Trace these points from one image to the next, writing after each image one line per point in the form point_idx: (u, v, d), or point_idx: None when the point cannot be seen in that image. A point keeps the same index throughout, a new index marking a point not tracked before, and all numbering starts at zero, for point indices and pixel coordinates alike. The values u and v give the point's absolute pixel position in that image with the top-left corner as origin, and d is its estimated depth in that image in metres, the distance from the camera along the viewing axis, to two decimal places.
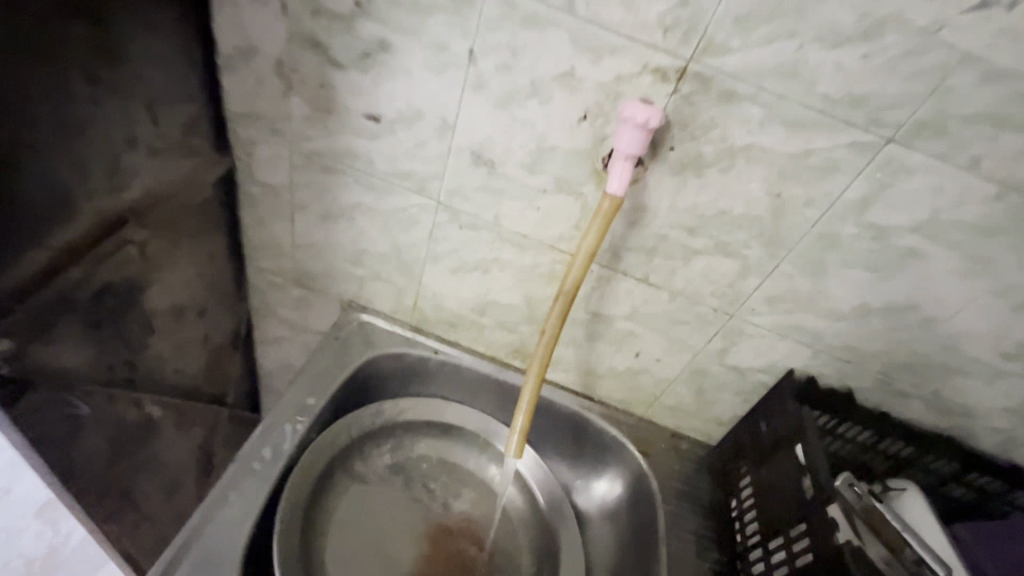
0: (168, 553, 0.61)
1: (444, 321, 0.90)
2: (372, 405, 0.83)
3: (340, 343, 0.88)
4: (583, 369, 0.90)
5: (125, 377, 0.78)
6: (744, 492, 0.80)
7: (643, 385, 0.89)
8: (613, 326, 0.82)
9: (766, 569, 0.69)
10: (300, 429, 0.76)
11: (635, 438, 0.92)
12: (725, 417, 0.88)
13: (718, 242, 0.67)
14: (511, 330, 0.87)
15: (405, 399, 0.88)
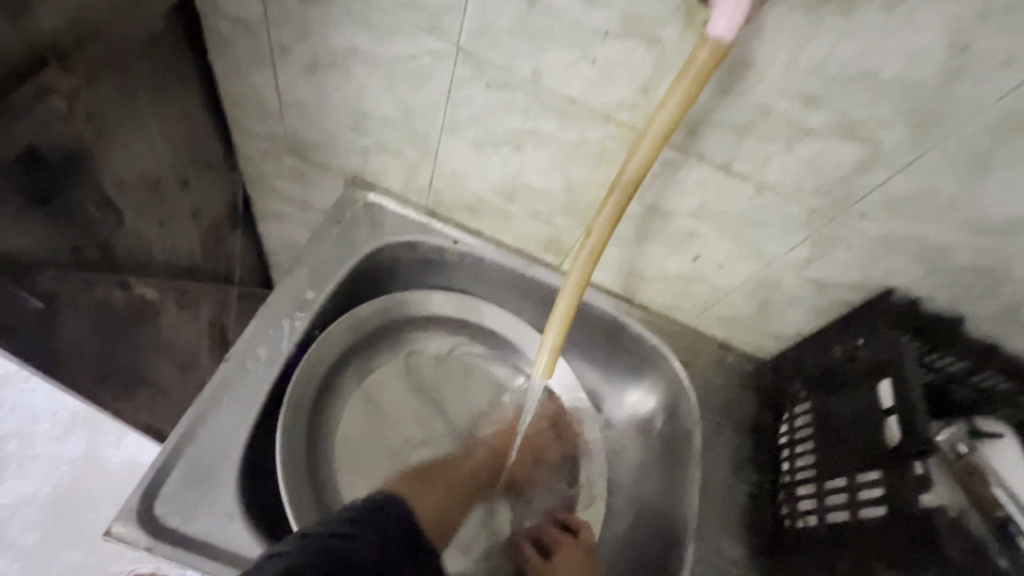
0: (160, 455, 0.56)
1: (464, 206, 0.75)
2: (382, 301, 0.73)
3: (343, 227, 0.75)
4: (626, 270, 0.76)
5: (101, 260, 0.68)
6: (797, 420, 0.70)
7: (695, 292, 0.76)
8: (671, 223, 0.66)
9: (816, 508, 0.61)
10: (299, 325, 0.67)
11: (677, 348, 0.81)
12: (789, 333, 0.76)
13: (843, 118, 0.48)
14: (544, 221, 0.73)
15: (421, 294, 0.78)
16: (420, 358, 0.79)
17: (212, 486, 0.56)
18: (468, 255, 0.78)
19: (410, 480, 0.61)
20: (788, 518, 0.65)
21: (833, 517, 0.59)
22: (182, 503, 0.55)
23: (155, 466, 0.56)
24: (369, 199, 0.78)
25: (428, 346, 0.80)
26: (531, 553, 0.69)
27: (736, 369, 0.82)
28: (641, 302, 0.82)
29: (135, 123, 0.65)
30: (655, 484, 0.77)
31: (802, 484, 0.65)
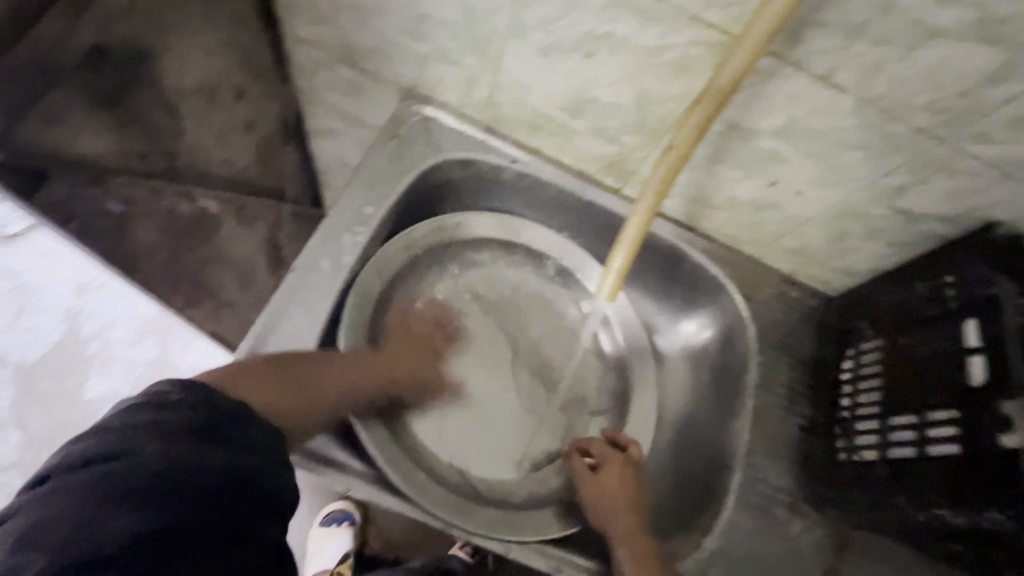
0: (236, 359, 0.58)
1: (524, 122, 0.72)
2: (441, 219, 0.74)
3: (400, 142, 0.73)
4: (692, 196, 0.72)
5: (163, 168, 0.71)
6: (864, 355, 0.67)
7: (766, 222, 0.72)
8: (752, 144, 0.61)
9: (878, 443, 0.60)
10: (359, 241, 0.66)
11: (738, 279, 0.78)
12: (862, 268, 0.72)
13: (982, 17, 0.42)
14: (610, 139, 0.69)
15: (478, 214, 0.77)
16: (467, 283, 0.80)
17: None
18: (526, 174, 0.75)
19: (268, 381, 0.50)
20: (844, 452, 0.65)
21: (894, 452, 0.58)
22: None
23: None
24: (425, 113, 0.75)
25: (474, 271, 0.80)
26: (579, 468, 0.69)
27: (799, 303, 0.79)
28: (704, 231, 0.78)
29: (186, 32, 0.67)
30: (704, 414, 0.76)
31: (864, 420, 0.64)
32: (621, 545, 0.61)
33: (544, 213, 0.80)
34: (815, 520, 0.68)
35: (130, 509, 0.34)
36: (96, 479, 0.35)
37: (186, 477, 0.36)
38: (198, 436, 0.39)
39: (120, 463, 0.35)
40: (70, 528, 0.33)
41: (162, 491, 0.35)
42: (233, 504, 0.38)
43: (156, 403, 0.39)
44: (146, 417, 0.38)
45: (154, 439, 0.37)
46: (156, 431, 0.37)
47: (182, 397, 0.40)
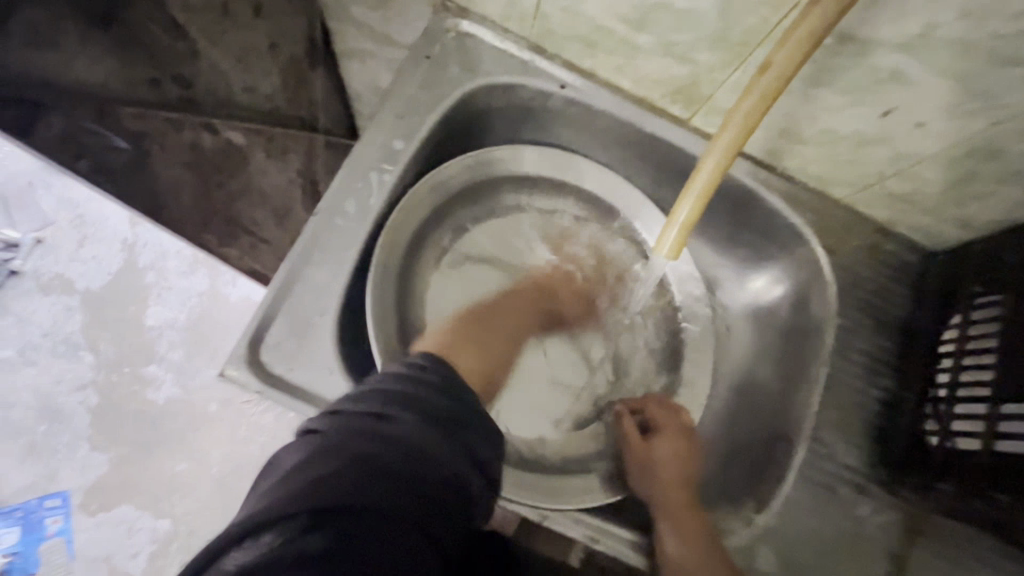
0: (260, 308, 0.55)
1: (579, 37, 0.60)
2: (479, 155, 0.66)
3: (433, 65, 0.64)
4: (778, 127, 0.60)
5: None
6: (972, 326, 0.57)
7: (868, 160, 0.59)
8: (868, 61, 0.48)
9: (982, 431, 0.51)
10: (388, 180, 0.60)
11: (822, 228, 0.67)
12: (981, 221, 0.59)
13: None
14: (682, 57, 0.57)
15: (520, 149, 0.68)
16: (505, 227, 0.72)
17: (310, 342, 0.55)
18: (578, 102, 0.65)
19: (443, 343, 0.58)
20: (934, 435, 0.56)
21: (1008, 446, 0.49)
22: (282, 354, 0.54)
23: (251, 328, 0.54)
24: (461, 28, 0.64)
25: (513, 215, 0.73)
26: (630, 431, 0.64)
27: (892, 258, 0.67)
28: (785, 170, 0.66)
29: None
30: (767, 378, 0.69)
31: (964, 401, 0.54)
32: (665, 515, 0.57)
33: (596, 148, 0.71)
34: (886, 502, 0.61)
35: (367, 479, 0.36)
36: (362, 435, 0.39)
37: (422, 466, 0.39)
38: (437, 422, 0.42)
39: (386, 426, 0.40)
40: (326, 471, 0.36)
41: (400, 468, 0.38)
42: (441, 499, 0.39)
43: (411, 382, 0.44)
44: (401, 388, 0.43)
45: (410, 418, 0.41)
46: (410, 405, 0.42)
47: (436, 377, 0.45)
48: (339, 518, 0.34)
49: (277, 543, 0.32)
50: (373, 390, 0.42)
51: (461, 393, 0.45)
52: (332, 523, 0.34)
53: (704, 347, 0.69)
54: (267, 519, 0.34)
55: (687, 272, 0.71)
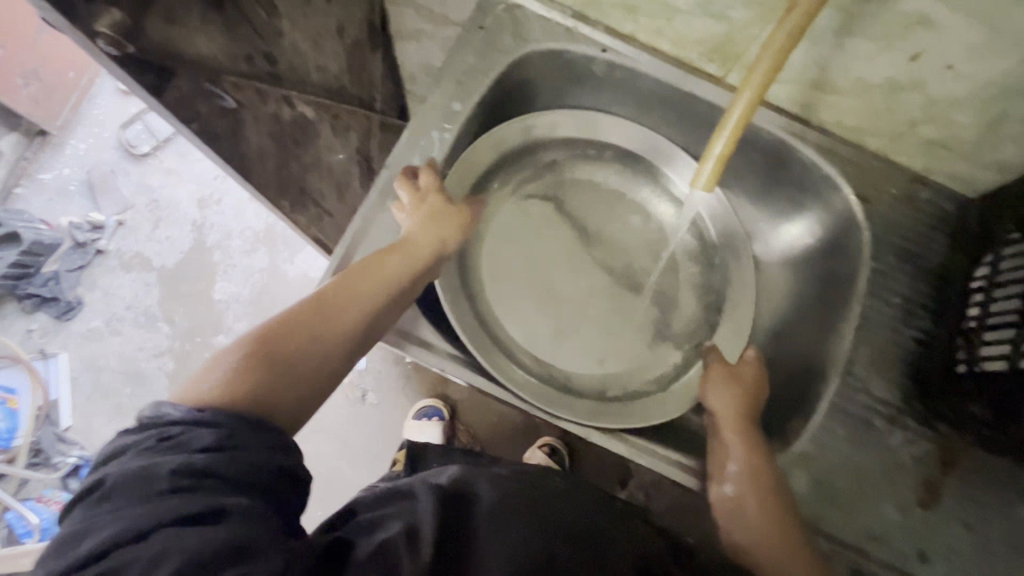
0: (341, 247, 0.62)
1: (621, 3, 0.66)
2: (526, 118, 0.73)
3: (487, 35, 0.70)
4: (811, 79, 0.64)
5: (267, 72, 0.70)
6: (1007, 262, 0.59)
7: (900, 107, 0.62)
8: (896, 6, 0.51)
9: (1007, 354, 0.54)
10: (448, 137, 0.67)
11: (857, 177, 0.70)
12: (1019, 163, 0.61)
13: None
14: (718, 16, 0.61)
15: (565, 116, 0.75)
16: (552, 186, 0.79)
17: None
18: (620, 64, 0.71)
19: (255, 371, 0.44)
20: (964, 364, 0.59)
21: None
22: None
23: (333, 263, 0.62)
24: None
25: (558, 175, 0.79)
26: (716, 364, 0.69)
27: (930, 207, 0.70)
28: (820, 123, 0.70)
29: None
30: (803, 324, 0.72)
31: (995, 329, 0.57)
32: (737, 435, 0.61)
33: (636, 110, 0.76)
34: (919, 434, 0.64)
35: (165, 499, 0.35)
36: (148, 495, 0.35)
37: (175, 472, 0.36)
38: (235, 441, 0.38)
39: (110, 477, 0.36)
40: (117, 503, 0.35)
41: (183, 465, 0.36)
42: (247, 460, 0.38)
43: (167, 431, 0.38)
44: (203, 427, 0.38)
45: (156, 450, 0.37)
46: (196, 431, 0.38)
47: (173, 408, 0.39)
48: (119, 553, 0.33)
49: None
50: (141, 422, 0.39)
51: (237, 415, 0.40)
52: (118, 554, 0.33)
53: (739, 294, 0.74)
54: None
55: (723, 225, 0.76)
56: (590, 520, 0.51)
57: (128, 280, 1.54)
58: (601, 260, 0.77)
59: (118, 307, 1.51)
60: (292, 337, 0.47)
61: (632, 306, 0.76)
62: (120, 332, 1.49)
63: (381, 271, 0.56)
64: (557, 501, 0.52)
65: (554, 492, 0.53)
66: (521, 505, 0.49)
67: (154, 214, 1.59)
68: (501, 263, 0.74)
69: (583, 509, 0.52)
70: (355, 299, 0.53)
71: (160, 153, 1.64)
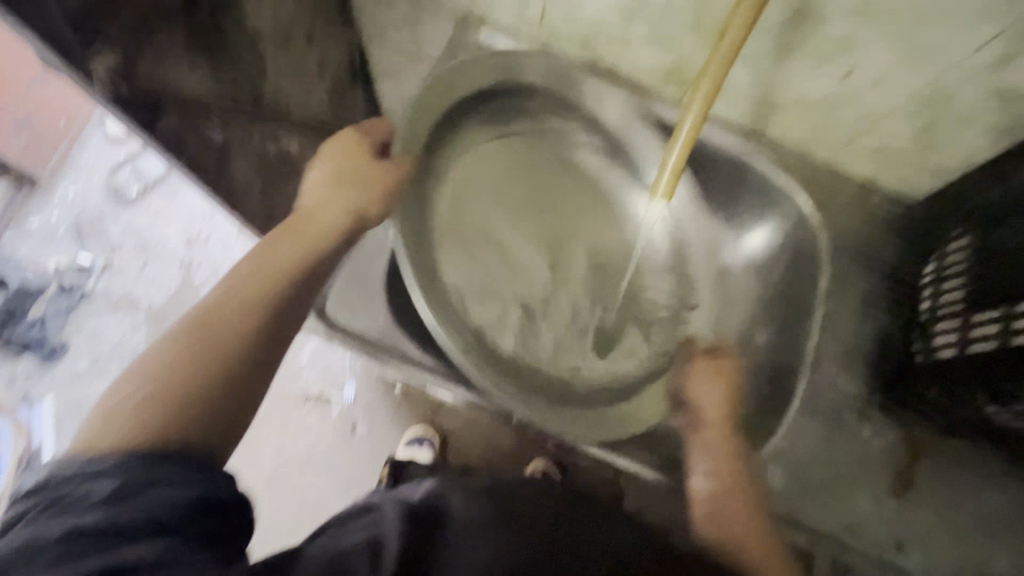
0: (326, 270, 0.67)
1: (581, 37, 0.72)
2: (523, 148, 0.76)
3: None
4: (758, 98, 0.69)
5: (253, 110, 0.74)
6: (951, 257, 0.64)
7: (840, 121, 0.68)
8: (824, 31, 0.57)
9: (955, 340, 0.58)
10: (425, 163, 0.72)
11: (809, 187, 0.75)
12: (953, 166, 0.66)
13: None
14: (668, 45, 0.68)
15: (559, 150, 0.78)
16: (504, 162, 0.77)
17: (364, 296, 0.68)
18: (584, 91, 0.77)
19: (151, 404, 0.37)
20: (919, 354, 0.63)
21: (973, 347, 0.55)
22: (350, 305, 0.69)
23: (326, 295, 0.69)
24: (481, 38, 0.77)
25: (499, 153, 0.77)
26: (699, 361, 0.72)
27: (880, 211, 0.75)
28: (771, 138, 0.75)
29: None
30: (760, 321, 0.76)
31: (944, 320, 0.61)
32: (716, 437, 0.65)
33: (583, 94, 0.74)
34: (888, 426, 0.67)
35: (65, 565, 0.31)
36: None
37: (64, 539, 0.31)
38: (139, 487, 0.34)
39: None
40: None
41: (73, 530, 0.32)
42: (158, 507, 0.33)
43: (53, 495, 0.34)
44: (97, 479, 0.34)
45: (42, 519, 0.33)
46: (92, 484, 0.33)
47: (62, 468, 0.35)
48: None
49: None
50: (30, 486, 0.35)
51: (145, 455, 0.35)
52: None
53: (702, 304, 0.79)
54: None
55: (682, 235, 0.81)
56: (608, 549, 0.48)
57: (115, 321, 1.54)
58: (578, 239, 0.77)
59: (105, 348, 1.51)
60: (194, 334, 0.41)
61: (614, 289, 0.76)
62: (107, 374, 1.49)
63: (296, 241, 0.50)
64: (569, 533, 0.48)
65: (566, 521, 0.50)
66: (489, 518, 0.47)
67: (142, 255, 1.61)
68: (461, 251, 0.74)
69: (596, 535, 0.49)
70: (261, 270, 0.46)
71: (147, 195, 1.67)
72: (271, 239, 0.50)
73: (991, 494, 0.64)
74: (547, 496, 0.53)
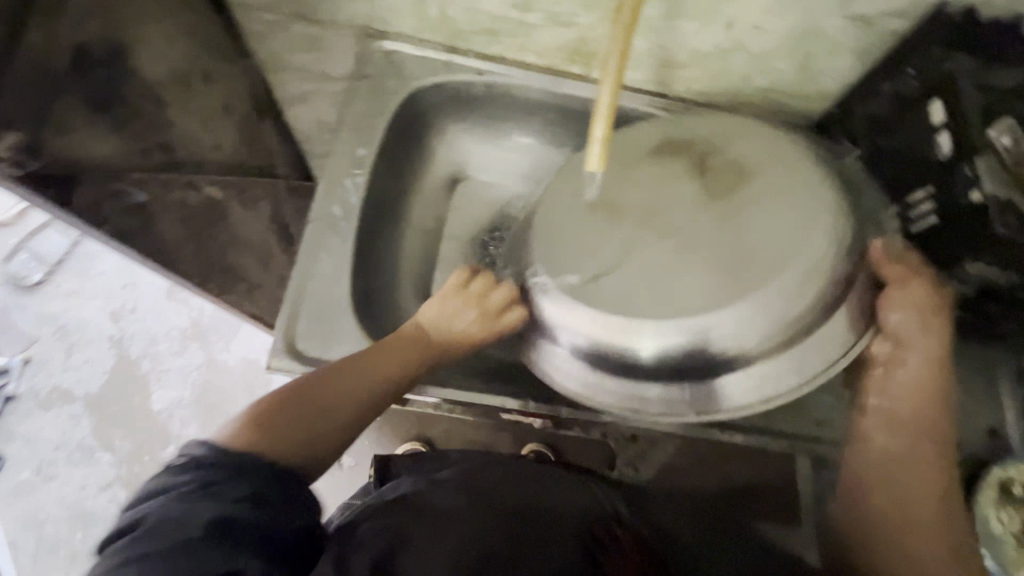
0: (285, 307, 0.65)
1: (484, 30, 0.75)
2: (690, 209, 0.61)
3: (370, 83, 0.78)
4: (658, 59, 0.75)
5: (166, 162, 0.76)
6: None
7: (732, 68, 0.74)
8: None
9: None
10: (360, 180, 0.72)
11: None
12: (835, 88, 0.75)
13: None
14: (567, 23, 0.72)
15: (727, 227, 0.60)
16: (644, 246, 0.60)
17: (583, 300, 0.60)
18: (498, 82, 0.79)
19: (287, 419, 0.51)
20: None
21: None
22: (569, 292, 0.61)
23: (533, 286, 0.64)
24: (385, 47, 0.79)
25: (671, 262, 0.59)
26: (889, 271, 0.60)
27: None
28: (676, 94, 0.81)
29: (151, 17, 0.67)
30: None
31: None
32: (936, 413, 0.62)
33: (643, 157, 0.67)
34: None
35: (207, 548, 0.39)
36: (175, 540, 0.39)
37: (246, 545, 0.40)
38: (265, 499, 0.43)
39: (152, 511, 0.41)
40: (153, 549, 0.39)
41: (238, 538, 0.40)
42: (268, 523, 0.41)
43: (204, 482, 0.42)
44: (234, 481, 0.43)
45: (226, 482, 0.42)
46: (229, 486, 0.42)
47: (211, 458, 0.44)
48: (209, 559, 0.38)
49: (145, 525, 0.40)
50: (174, 467, 0.44)
51: (273, 480, 0.45)
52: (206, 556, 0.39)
53: None
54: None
55: None
56: (584, 530, 0.52)
57: (51, 419, 1.43)
58: (736, 234, 0.59)
59: (46, 449, 1.41)
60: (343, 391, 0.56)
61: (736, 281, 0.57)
62: (57, 476, 1.38)
63: (408, 339, 0.63)
64: (562, 514, 0.53)
65: (542, 501, 0.53)
66: (465, 505, 0.50)
67: (64, 341, 1.50)
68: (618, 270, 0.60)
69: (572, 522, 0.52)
70: (383, 358, 0.60)
71: (55, 276, 1.55)
72: (394, 335, 0.64)
73: None
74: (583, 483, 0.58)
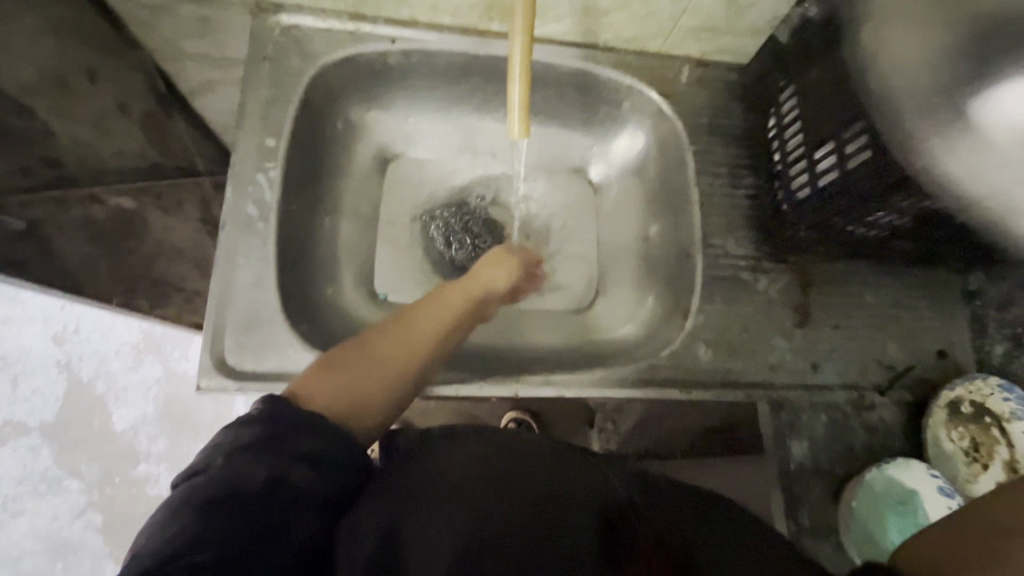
0: (208, 322, 0.60)
1: None
2: None
3: (273, 63, 0.71)
4: (579, 7, 0.70)
5: None
6: (784, 106, 0.70)
7: (659, 9, 0.70)
8: None
9: (810, 176, 0.64)
10: (275, 173, 0.67)
11: (654, 77, 0.78)
12: (766, 21, 0.71)
13: None
14: None
15: None
16: None
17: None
18: (413, 48, 0.73)
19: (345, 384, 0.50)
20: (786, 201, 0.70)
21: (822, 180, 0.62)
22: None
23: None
24: (283, 21, 0.72)
25: None
26: None
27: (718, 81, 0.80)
28: (605, 43, 0.76)
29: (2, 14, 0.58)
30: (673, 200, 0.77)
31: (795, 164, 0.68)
32: None
33: None
34: (778, 271, 0.73)
35: (268, 503, 0.39)
36: (239, 494, 0.39)
37: (292, 508, 0.40)
38: (326, 460, 0.43)
39: (201, 475, 0.40)
40: (212, 499, 0.38)
41: (294, 502, 0.40)
42: (329, 481, 0.43)
43: (276, 436, 0.43)
44: (304, 435, 0.44)
45: (285, 442, 0.43)
46: (299, 442, 0.43)
47: (277, 414, 0.44)
48: (259, 519, 0.38)
49: (201, 482, 0.39)
50: (232, 426, 0.43)
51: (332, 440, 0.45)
52: (259, 514, 0.39)
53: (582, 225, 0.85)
54: (182, 542, 0.36)
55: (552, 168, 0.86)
56: (603, 502, 0.42)
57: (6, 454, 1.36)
58: None
59: (7, 485, 1.35)
60: (395, 357, 0.55)
61: None
62: (24, 511, 1.33)
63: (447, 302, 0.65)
64: (572, 487, 0.43)
65: (553, 472, 0.44)
66: (474, 478, 0.42)
67: (6, 372, 1.41)
68: None
69: (589, 492, 0.43)
70: (426, 323, 0.60)
71: None
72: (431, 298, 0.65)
73: (870, 295, 0.73)
74: (605, 465, 0.47)
